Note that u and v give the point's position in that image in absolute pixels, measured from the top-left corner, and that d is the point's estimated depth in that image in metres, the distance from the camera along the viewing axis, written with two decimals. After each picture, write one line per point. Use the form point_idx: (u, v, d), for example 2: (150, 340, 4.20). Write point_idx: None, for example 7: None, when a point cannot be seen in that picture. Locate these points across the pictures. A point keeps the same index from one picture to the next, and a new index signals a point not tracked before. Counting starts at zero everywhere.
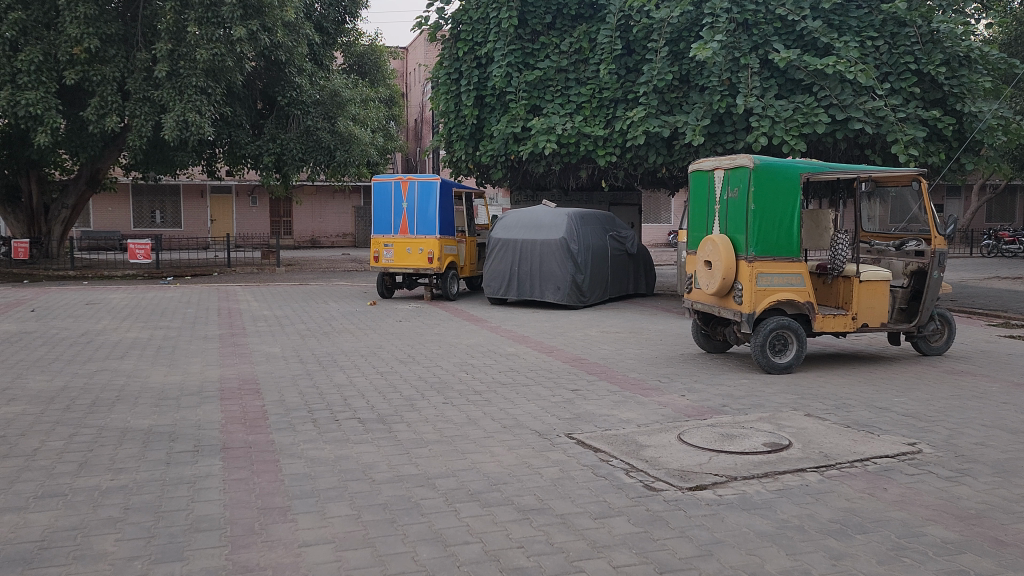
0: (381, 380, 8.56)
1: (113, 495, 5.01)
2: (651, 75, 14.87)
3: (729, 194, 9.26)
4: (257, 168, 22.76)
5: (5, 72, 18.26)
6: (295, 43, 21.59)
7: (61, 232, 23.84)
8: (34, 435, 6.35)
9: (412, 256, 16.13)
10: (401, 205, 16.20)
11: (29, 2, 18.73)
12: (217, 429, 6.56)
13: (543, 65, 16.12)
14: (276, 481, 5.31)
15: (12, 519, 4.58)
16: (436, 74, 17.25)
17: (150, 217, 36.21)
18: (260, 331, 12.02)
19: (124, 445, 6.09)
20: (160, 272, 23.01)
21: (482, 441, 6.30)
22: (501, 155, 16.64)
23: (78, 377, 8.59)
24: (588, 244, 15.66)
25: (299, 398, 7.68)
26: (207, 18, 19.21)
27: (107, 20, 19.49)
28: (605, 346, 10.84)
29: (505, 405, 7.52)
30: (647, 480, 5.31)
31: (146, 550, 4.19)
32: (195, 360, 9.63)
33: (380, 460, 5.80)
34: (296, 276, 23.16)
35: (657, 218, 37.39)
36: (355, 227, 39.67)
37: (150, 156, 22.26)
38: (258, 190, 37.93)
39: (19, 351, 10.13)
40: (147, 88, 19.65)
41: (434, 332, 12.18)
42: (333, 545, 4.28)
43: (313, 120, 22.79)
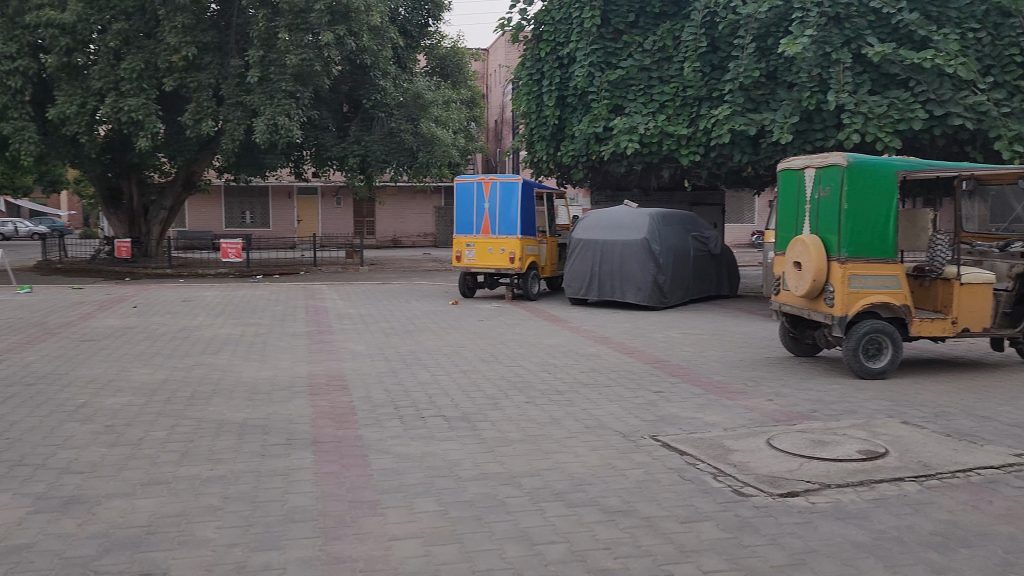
0: (464, 379, 8.67)
1: (213, 484, 5.23)
2: (737, 72, 14.64)
3: (820, 193, 8.99)
4: (343, 169, 23.28)
5: (110, 80, 19.31)
6: (380, 47, 21.99)
7: (159, 232, 25.03)
8: (139, 425, 6.68)
9: (494, 256, 16.25)
10: (483, 205, 16.33)
11: (132, 13, 19.81)
12: (308, 423, 6.76)
13: (625, 64, 15.99)
14: (365, 475, 5.44)
15: (122, 505, 4.83)
16: (518, 75, 17.32)
17: (241, 218, 37.67)
18: (346, 329, 12.32)
19: (222, 437, 6.35)
20: (250, 271, 23.85)
21: (566, 441, 6.29)
22: (582, 155, 16.58)
23: (177, 371, 9.00)
24: (670, 244, 15.50)
25: (385, 395, 7.85)
26: (297, 24, 19.85)
27: (203, 29, 20.26)
28: (688, 348, 10.70)
29: (588, 405, 7.51)
30: (736, 485, 5.22)
31: (245, 538, 4.36)
32: (286, 356, 9.94)
33: (465, 458, 5.86)
34: (379, 277, 23.58)
35: (740, 218, 36.68)
36: (436, 228, 40.17)
37: (241, 159, 23.08)
38: (343, 191, 38.89)
39: (123, 345, 10.65)
40: (240, 93, 20.34)
41: (516, 331, 12.26)
42: (423, 539, 4.35)
43: (397, 122, 23.17)
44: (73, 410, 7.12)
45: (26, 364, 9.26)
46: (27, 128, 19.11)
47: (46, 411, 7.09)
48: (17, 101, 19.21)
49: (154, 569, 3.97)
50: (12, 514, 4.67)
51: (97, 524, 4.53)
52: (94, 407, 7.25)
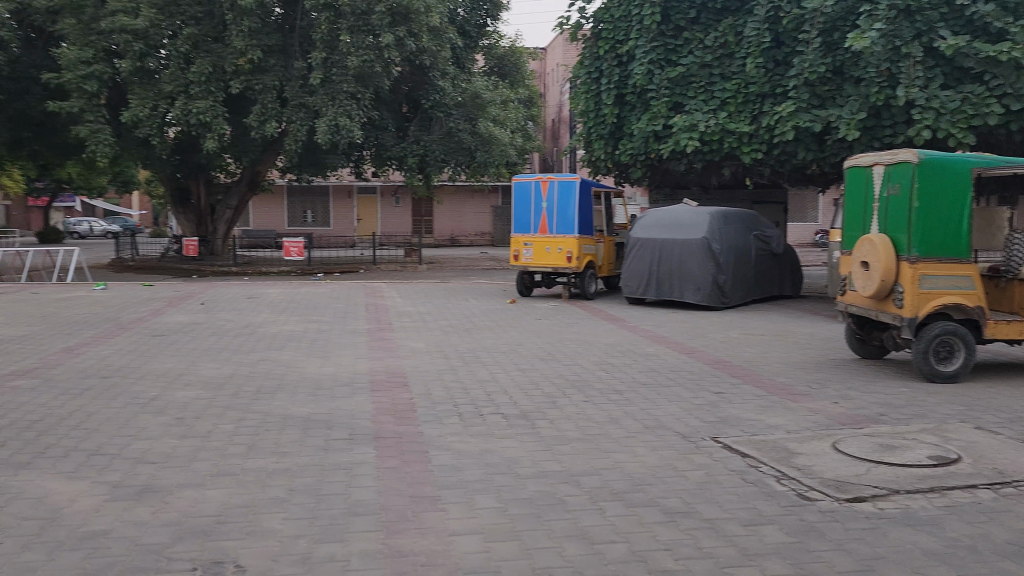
0: (523, 377, 8.70)
1: (279, 476, 5.36)
2: (802, 68, 14.35)
3: (890, 191, 8.75)
4: (402, 168, 23.57)
5: (180, 84, 19.93)
6: (439, 47, 22.13)
7: (225, 231, 25.70)
8: (208, 418, 6.89)
9: (552, 255, 16.24)
10: (541, 205, 16.33)
11: (201, 18, 20.38)
12: (369, 419, 6.87)
13: (686, 61, 15.80)
14: (426, 471, 5.50)
15: (192, 494, 4.99)
16: (577, 74, 17.27)
17: (303, 217, 38.50)
18: (405, 327, 12.49)
19: (286, 430, 6.49)
20: (312, 269, 24.36)
21: (625, 441, 6.26)
22: (641, 153, 16.46)
23: (243, 366, 9.23)
24: (730, 243, 15.28)
25: (444, 392, 7.92)
26: (359, 26, 20.11)
27: (268, 32, 20.63)
28: (750, 349, 10.53)
29: (647, 405, 7.46)
30: (801, 489, 5.12)
31: (310, 529, 4.46)
32: (347, 353, 10.10)
33: (524, 456, 5.88)
34: (437, 275, 23.80)
35: (803, 217, 35.98)
36: (493, 227, 40.34)
37: (303, 159, 23.57)
38: (401, 190, 39.35)
39: (191, 341, 10.97)
40: (303, 95, 20.78)
41: (573, 331, 12.24)
42: (483, 535, 4.39)
43: (456, 121, 23.32)
44: (145, 403, 7.37)
45: (101, 357, 9.63)
46: (102, 131, 19.83)
47: (120, 403, 7.36)
48: (92, 104, 19.95)
49: (224, 557, 4.09)
50: (91, 501, 4.86)
51: (170, 513, 4.68)
52: (165, 400, 7.49)
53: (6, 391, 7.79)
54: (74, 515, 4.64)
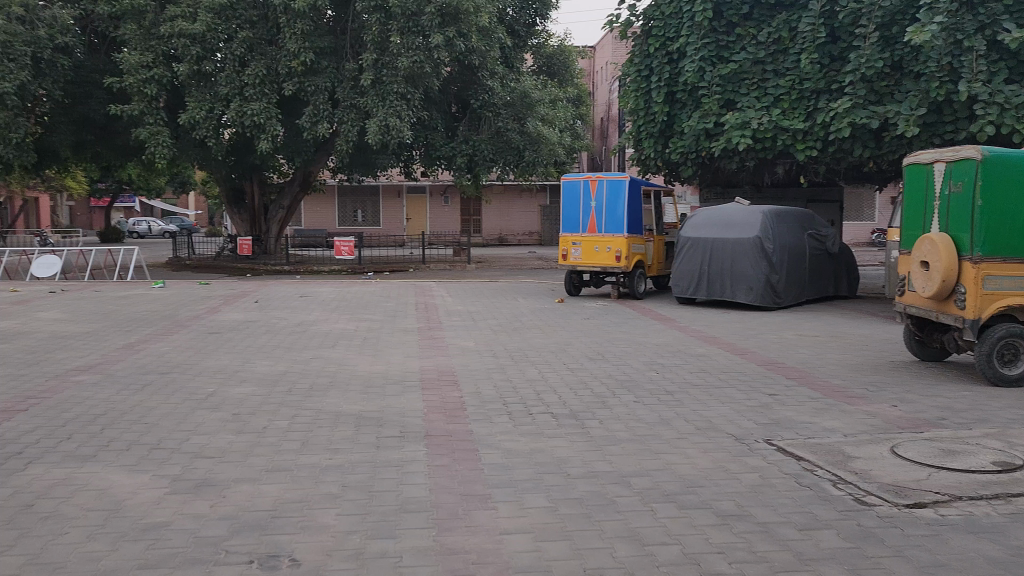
0: (572, 376, 8.67)
1: (331, 472, 5.44)
2: (858, 63, 14.04)
3: (952, 189, 8.50)
4: (451, 168, 23.67)
5: (235, 86, 20.33)
6: (488, 48, 22.17)
7: (277, 230, 26.16)
8: (262, 414, 7.02)
9: (601, 254, 16.16)
10: (590, 204, 16.27)
11: (255, 22, 20.84)
12: (420, 417, 6.92)
13: (738, 57, 15.55)
14: (476, 469, 5.51)
15: (248, 489, 5.10)
16: (626, 72, 17.11)
17: (353, 216, 39.04)
18: (455, 325, 12.56)
19: (339, 427, 6.58)
20: (362, 268, 24.63)
21: (676, 442, 6.20)
22: (692, 151, 16.27)
23: (296, 363, 9.38)
24: (783, 242, 15.02)
25: (494, 391, 7.94)
26: (409, 27, 20.32)
27: (320, 34, 20.96)
28: (804, 350, 10.34)
29: (698, 406, 7.38)
30: (857, 494, 5.01)
31: (362, 525, 4.51)
32: (397, 351, 10.20)
33: (574, 456, 5.86)
34: (485, 274, 23.89)
35: (859, 215, 35.21)
36: (541, 226, 40.31)
37: (354, 159, 23.88)
38: (450, 190, 39.61)
39: (245, 338, 11.20)
40: (354, 95, 21.01)
41: (623, 330, 12.17)
42: (533, 535, 4.39)
43: (504, 121, 23.35)
44: (203, 398, 7.55)
45: (161, 354, 9.89)
46: (161, 133, 20.31)
47: (179, 398, 7.56)
48: (152, 107, 20.47)
49: (279, 551, 4.16)
50: (152, 494, 4.99)
51: (226, 507, 4.78)
52: (221, 396, 7.66)
53: (70, 385, 8.05)
54: (136, 507, 4.77)
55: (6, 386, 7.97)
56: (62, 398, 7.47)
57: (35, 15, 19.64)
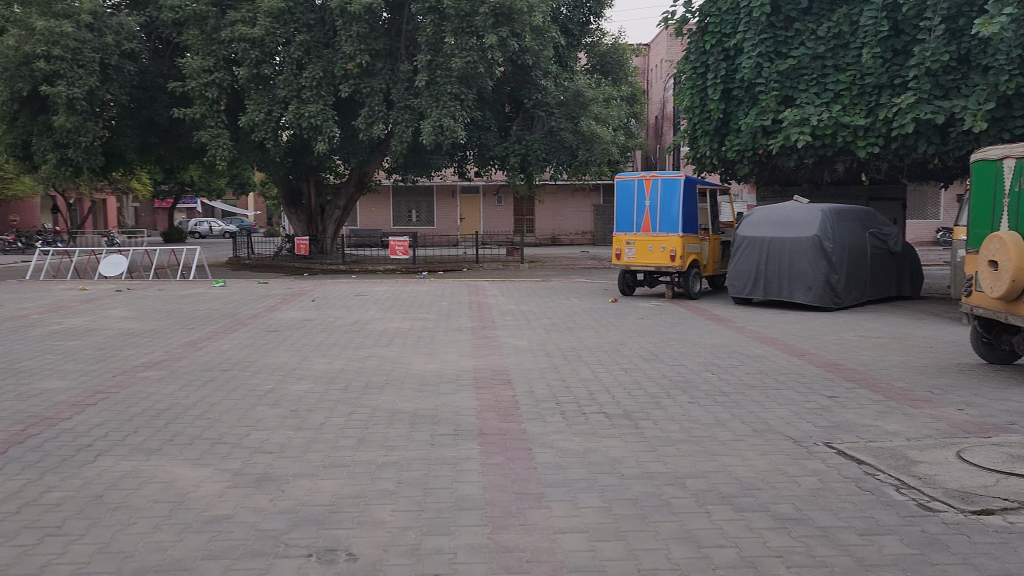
0: (626, 376, 8.62)
1: (388, 469, 5.50)
2: (923, 57, 13.72)
3: (1022, 185, 8.20)
4: (505, 168, 23.67)
5: (293, 89, 20.72)
6: (542, 47, 22.13)
7: (333, 230, 26.58)
8: (320, 411, 7.14)
9: (655, 253, 16.02)
10: (644, 203, 16.15)
11: (313, 25, 21.25)
12: (473, 416, 6.97)
13: (797, 53, 15.26)
14: (530, 468, 5.52)
15: (307, 484, 5.20)
16: (681, 69, 16.89)
17: (407, 216, 39.45)
18: (508, 325, 12.58)
19: (394, 425, 6.66)
20: (416, 268, 24.84)
21: (733, 444, 6.11)
22: (748, 149, 16.01)
23: (353, 361, 9.54)
24: (844, 241, 14.67)
25: (547, 391, 7.94)
26: (463, 28, 20.47)
27: (376, 37, 21.23)
28: (866, 352, 10.10)
29: (756, 408, 7.26)
30: (921, 499, 4.88)
31: (418, 522, 4.56)
32: (452, 350, 10.29)
33: (628, 456, 5.83)
34: (539, 273, 23.86)
35: (923, 214, 34.21)
36: (594, 226, 40.12)
37: (408, 160, 24.14)
38: (504, 190, 39.74)
39: (304, 336, 11.42)
40: (408, 97, 21.23)
41: (678, 330, 12.06)
42: (587, 535, 4.38)
43: (558, 121, 23.42)
44: (262, 395, 7.71)
45: (221, 351, 10.15)
46: (221, 135, 20.78)
47: (240, 394, 7.75)
48: (213, 110, 20.96)
49: (337, 545, 4.24)
50: (214, 487, 5.13)
51: (286, 501, 4.89)
52: (280, 393, 7.81)
53: (137, 381, 8.31)
54: (199, 500, 4.90)
55: (77, 381, 8.27)
56: (129, 394, 7.72)
57: (103, 22, 20.37)
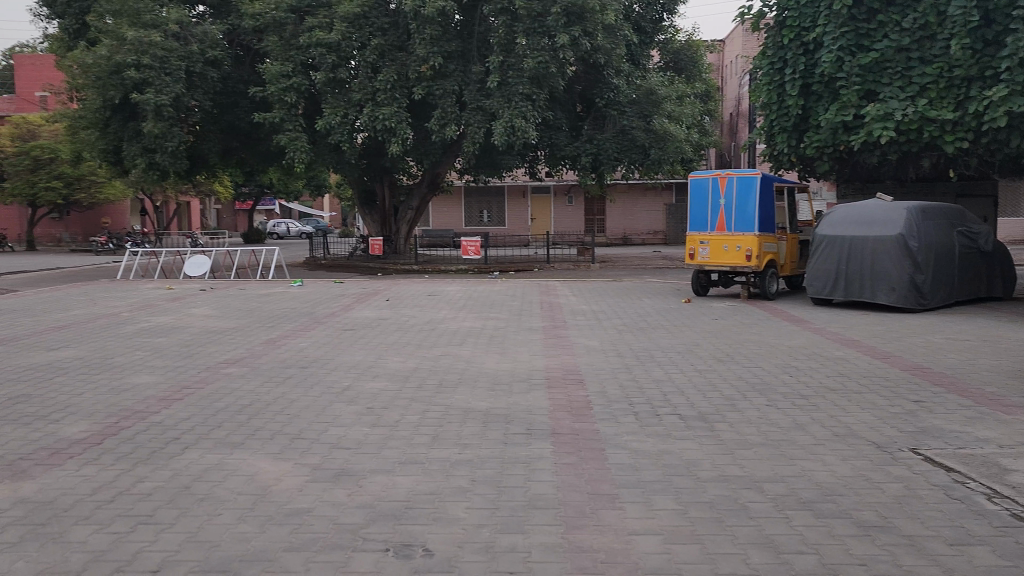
0: (701, 378, 8.49)
1: (462, 467, 5.56)
2: (1016, 47, 13.08)
3: None
4: (575, 168, 23.58)
5: (368, 92, 21.10)
6: (614, 45, 21.95)
7: (407, 230, 26.96)
8: (395, 408, 7.26)
9: (730, 253, 15.71)
10: (718, 201, 15.88)
11: (387, 29, 21.58)
12: (546, 415, 6.99)
13: (880, 45, 14.75)
14: (603, 469, 5.49)
15: (383, 480, 5.29)
16: (758, 64, 16.49)
17: (479, 217, 39.74)
18: (580, 325, 12.54)
19: (467, 423, 6.72)
20: (488, 267, 24.99)
21: (813, 448, 5.96)
22: (828, 146, 15.58)
23: (426, 360, 9.67)
24: (930, 240, 14.11)
25: (620, 391, 7.89)
26: (535, 29, 20.50)
27: (448, 39, 21.43)
28: (953, 355, 9.71)
29: (836, 411, 7.05)
30: (1015, 509, 4.66)
31: (492, 520, 4.59)
32: (524, 350, 10.32)
33: (703, 458, 5.75)
34: (610, 273, 23.67)
35: (1016, 211, 32.64)
36: (667, 225, 39.60)
37: (480, 160, 24.32)
38: (575, 190, 39.68)
39: (379, 334, 11.64)
40: (480, 98, 21.38)
41: (754, 331, 11.82)
42: (663, 537, 4.33)
43: (629, 120, 23.19)
44: (339, 392, 7.88)
45: (300, 349, 10.42)
46: (300, 138, 21.28)
47: (317, 391, 7.94)
48: (291, 114, 21.49)
49: (413, 540, 4.30)
50: (294, 481, 5.27)
51: (363, 496, 4.98)
52: (356, 391, 7.97)
53: (221, 377, 8.62)
54: (280, 493, 5.05)
55: (165, 377, 8.61)
56: (214, 389, 8.01)
57: (188, 32, 21.22)
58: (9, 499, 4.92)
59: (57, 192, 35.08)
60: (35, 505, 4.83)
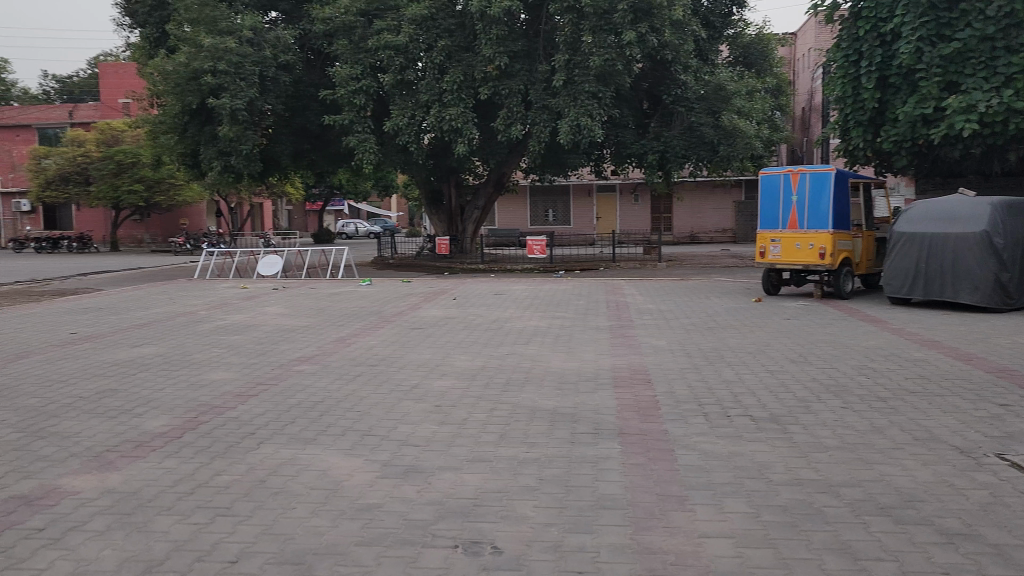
0: (773, 379, 8.30)
1: (529, 466, 5.56)
2: None
3: None
4: (642, 167, 23.31)
5: (434, 93, 21.28)
6: (682, 41, 21.55)
7: (473, 230, 27.16)
8: (463, 406, 7.31)
9: (802, 251, 15.34)
10: (790, 198, 15.52)
11: (454, 30, 21.72)
12: (613, 414, 6.93)
13: (963, 35, 14.23)
14: (673, 470, 5.43)
15: (452, 477, 5.33)
16: (833, 57, 16.07)
17: (545, 216, 39.73)
18: (647, 324, 12.42)
19: (535, 422, 6.73)
20: (553, 267, 24.95)
21: (891, 452, 5.77)
22: (906, 140, 15.07)
23: (494, 359, 9.70)
24: (1017, 237, 13.53)
25: (689, 391, 7.77)
26: (601, 26, 20.33)
27: (514, 39, 21.46)
28: None
29: (916, 415, 6.80)
30: None
31: (560, 519, 4.58)
32: (591, 349, 10.26)
33: (776, 461, 5.62)
34: (677, 272, 23.35)
35: None
36: (735, 223, 38.86)
37: (546, 160, 24.32)
38: (641, 188, 39.31)
39: (446, 333, 11.74)
40: (546, 97, 21.41)
41: (827, 331, 11.51)
42: (735, 540, 4.26)
43: (697, 116, 22.84)
44: (408, 390, 7.98)
45: (369, 347, 10.58)
46: (368, 139, 21.61)
47: (387, 389, 8.05)
48: (360, 116, 21.84)
49: (482, 538, 4.32)
50: (365, 477, 5.35)
51: (432, 492, 5.04)
52: (424, 388, 8.06)
53: (294, 374, 8.82)
54: (351, 488, 5.14)
55: (240, 373, 8.86)
56: (288, 386, 8.22)
57: (262, 37, 21.74)
58: (97, 489, 5.14)
59: (138, 195, 36.47)
60: (122, 495, 5.04)
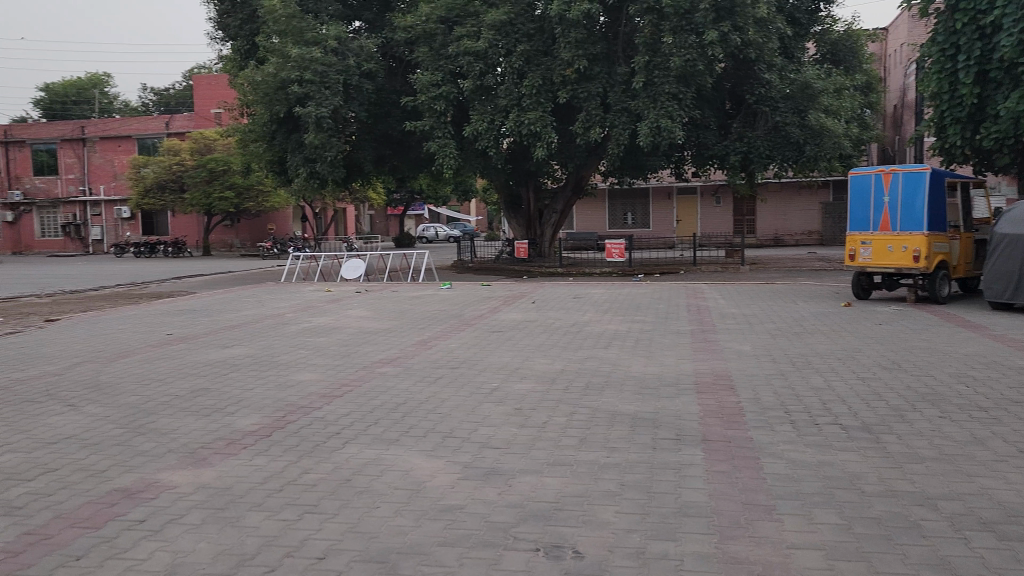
0: (864, 386, 8.01)
1: (610, 470, 5.51)
2: None
3: None
4: (724, 168, 22.94)
5: (513, 97, 21.33)
6: (766, 39, 21.09)
7: (551, 233, 27.22)
8: (543, 410, 7.29)
9: (895, 254, 14.76)
10: (882, 199, 14.95)
11: (533, 35, 21.76)
12: (696, 420, 6.80)
13: None
14: (758, 478, 5.29)
15: (533, 480, 5.33)
16: (928, 52, 15.40)
17: (623, 219, 39.37)
18: (730, 329, 12.15)
19: (615, 427, 6.67)
20: (632, 270, 24.82)
21: (994, 464, 5.48)
22: (1009, 136, 14.34)
23: (573, 362, 9.65)
24: None
25: (775, 398, 7.56)
26: (682, 26, 20.07)
27: (593, 41, 21.37)
28: None
29: (1020, 426, 6.45)
30: None
31: (642, 525, 4.52)
32: (671, 354, 10.10)
33: (869, 471, 5.41)
34: (761, 276, 22.84)
35: None
36: (822, 224, 37.79)
37: (625, 162, 24.13)
38: (722, 190, 38.61)
39: (524, 336, 11.74)
40: (626, 99, 21.31)
41: (923, 337, 11.02)
42: (825, 552, 4.12)
43: (783, 116, 22.30)
44: (488, 393, 8.01)
45: (449, 350, 10.68)
46: (448, 145, 21.83)
47: (468, 391, 8.11)
48: (440, 122, 22.09)
49: (563, 542, 4.30)
50: (447, 478, 5.41)
51: (513, 495, 5.05)
52: (504, 392, 8.07)
53: (376, 376, 8.97)
54: (434, 489, 5.19)
55: (325, 375, 9.07)
56: (371, 387, 8.36)
57: (346, 46, 22.27)
58: (192, 484, 5.34)
59: (229, 202, 37.81)
60: (216, 490, 5.23)
